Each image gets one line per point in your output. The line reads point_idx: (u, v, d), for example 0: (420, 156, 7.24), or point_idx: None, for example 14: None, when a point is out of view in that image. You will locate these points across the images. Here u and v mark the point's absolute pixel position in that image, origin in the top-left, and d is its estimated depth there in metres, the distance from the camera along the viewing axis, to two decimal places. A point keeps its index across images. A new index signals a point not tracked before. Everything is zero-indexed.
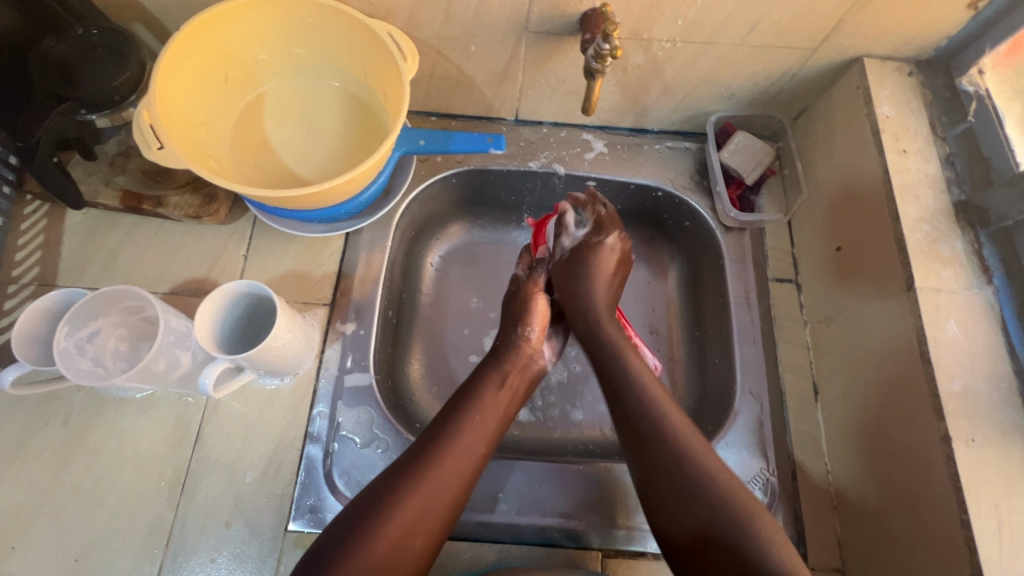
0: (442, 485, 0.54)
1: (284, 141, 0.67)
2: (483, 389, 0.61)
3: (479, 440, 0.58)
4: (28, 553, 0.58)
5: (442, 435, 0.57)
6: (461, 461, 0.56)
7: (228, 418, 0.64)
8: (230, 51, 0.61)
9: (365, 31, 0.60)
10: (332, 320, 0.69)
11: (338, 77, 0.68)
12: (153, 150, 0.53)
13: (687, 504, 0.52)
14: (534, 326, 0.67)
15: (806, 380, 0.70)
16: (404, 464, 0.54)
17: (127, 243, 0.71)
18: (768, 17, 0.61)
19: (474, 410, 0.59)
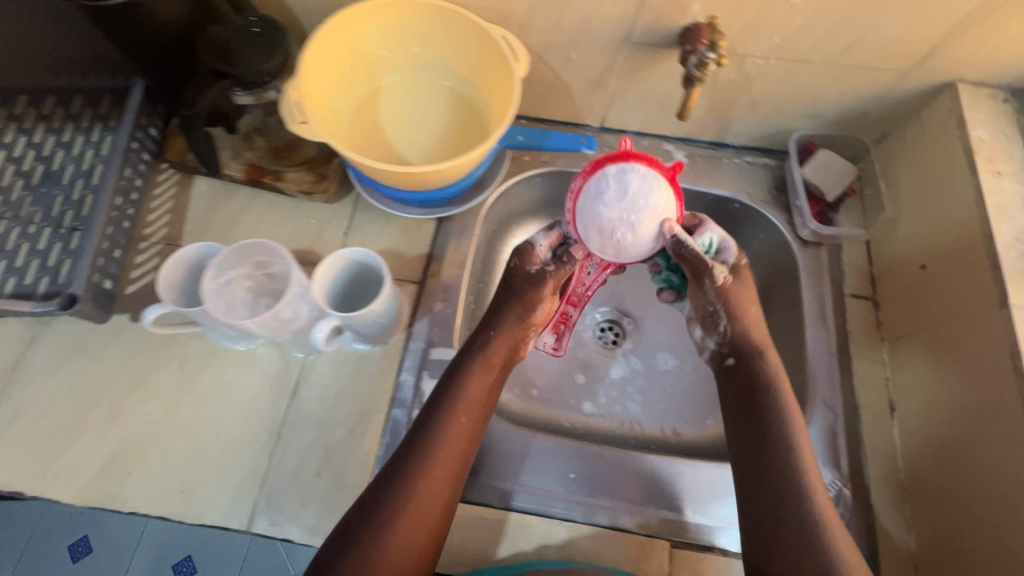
0: (429, 491, 0.56)
1: (395, 128, 0.73)
2: (463, 383, 0.62)
3: (460, 441, 0.59)
4: (141, 479, 0.63)
5: (426, 440, 0.58)
6: (445, 463, 0.58)
7: (323, 377, 0.69)
8: (363, 44, 0.69)
9: (483, 34, 0.66)
10: (421, 297, 0.74)
11: (450, 77, 0.74)
12: (295, 123, 0.59)
13: (782, 505, 0.57)
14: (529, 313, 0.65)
15: (882, 395, 0.70)
16: (389, 475, 0.57)
17: (243, 214, 0.79)
18: (863, 40, 0.64)
19: (444, 411, 0.60)
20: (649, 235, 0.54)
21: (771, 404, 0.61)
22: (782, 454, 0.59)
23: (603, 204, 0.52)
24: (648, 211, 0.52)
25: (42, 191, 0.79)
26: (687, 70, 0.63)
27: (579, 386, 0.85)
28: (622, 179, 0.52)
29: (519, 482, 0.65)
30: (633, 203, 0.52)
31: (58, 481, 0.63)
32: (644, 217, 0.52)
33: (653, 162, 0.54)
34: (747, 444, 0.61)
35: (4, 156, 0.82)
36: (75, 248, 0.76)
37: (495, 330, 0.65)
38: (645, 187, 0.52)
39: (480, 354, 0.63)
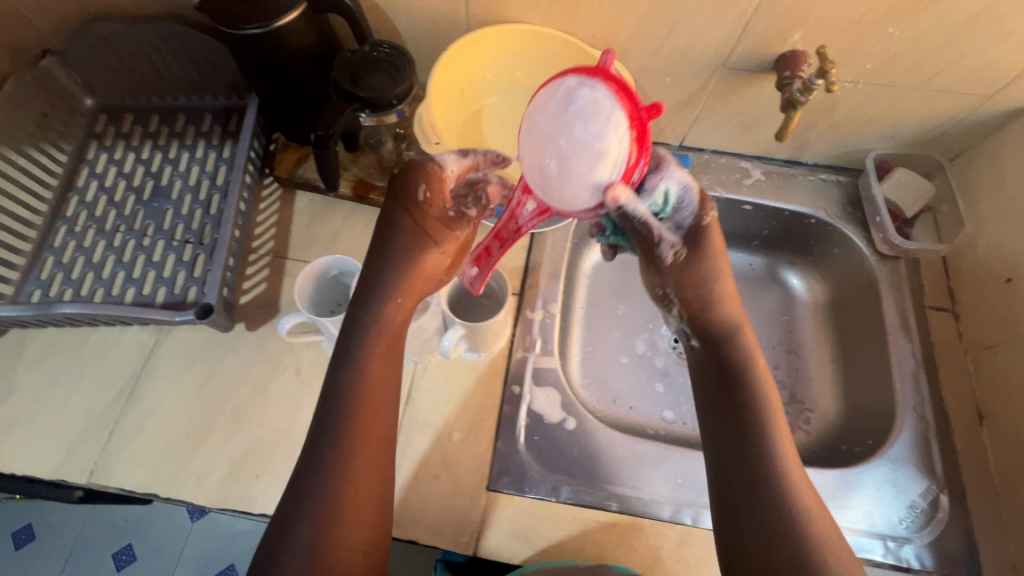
0: (360, 471, 0.53)
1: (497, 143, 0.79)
2: (364, 353, 0.58)
3: (369, 414, 0.56)
4: (267, 482, 0.66)
5: (361, 417, 0.55)
6: (375, 439, 0.56)
7: (434, 384, 0.72)
8: (481, 67, 0.76)
9: (591, 62, 0.72)
10: (522, 308, 0.77)
11: None
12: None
13: (751, 500, 0.53)
14: (437, 250, 0.61)
15: (969, 403, 0.73)
16: (331, 452, 0.54)
17: (345, 227, 0.82)
18: (952, 66, 0.68)
19: (365, 397, 0.56)
20: (587, 187, 0.47)
21: (745, 381, 0.58)
22: (752, 435, 0.55)
23: (545, 119, 0.47)
24: (591, 152, 0.45)
25: (153, 205, 0.83)
26: (794, 96, 0.67)
27: (659, 395, 0.87)
28: (575, 96, 0.45)
29: (631, 487, 0.68)
30: (570, 123, 0.45)
31: (189, 483, 0.66)
32: (575, 148, 0.45)
33: (632, 99, 0.46)
34: (725, 423, 0.57)
35: (114, 172, 0.86)
36: (189, 259, 0.79)
37: (405, 288, 0.60)
38: (590, 112, 0.44)
39: (381, 322, 0.59)
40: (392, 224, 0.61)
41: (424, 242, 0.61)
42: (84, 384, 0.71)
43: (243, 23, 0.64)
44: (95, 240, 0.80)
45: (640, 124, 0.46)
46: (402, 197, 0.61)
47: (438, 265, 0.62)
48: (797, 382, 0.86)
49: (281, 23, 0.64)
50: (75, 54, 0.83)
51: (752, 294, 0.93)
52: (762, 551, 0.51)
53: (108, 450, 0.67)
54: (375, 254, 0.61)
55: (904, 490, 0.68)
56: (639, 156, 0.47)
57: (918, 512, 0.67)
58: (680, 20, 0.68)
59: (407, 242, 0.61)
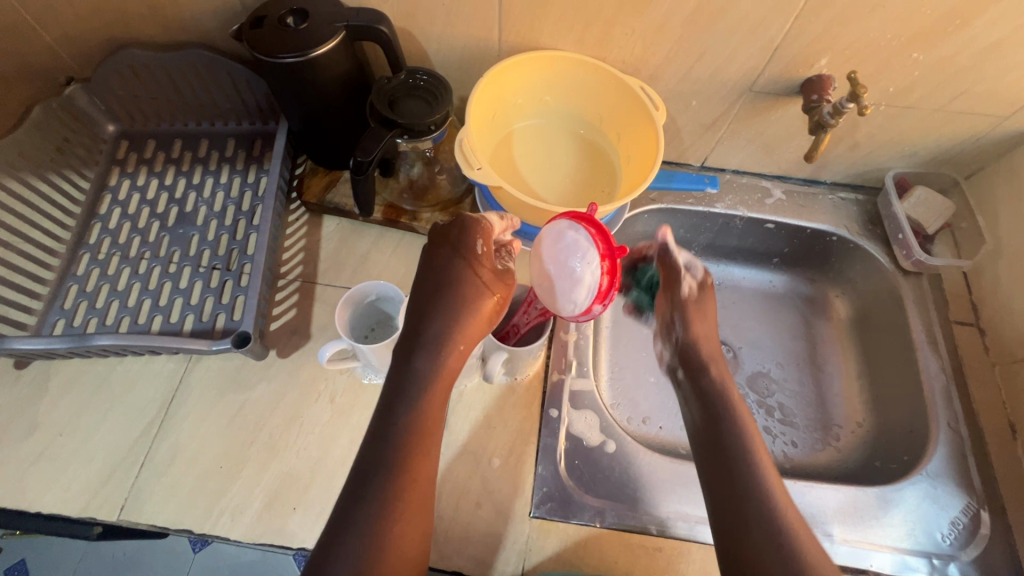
0: (406, 520, 0.49)
1: (533, 166, 0.80)
2: (416, 406, 0.53)
3: (423, 458, 0.52)
4: (305, 514, 0.64)
5: (410, 457, 0.51)
6: (427, 482, 0.51)
7: (471, 409, 0.71)
8: (513, 95, 0.77)
9: (622, 86, 0.73)
10: (556, 329, 0.77)
11: (584, 125, 0.82)
12: (473, 168, 0.65)
13: (767, 547, 0.50)
14: (490, 294, 0.57)
15: (1001, 417, 0.74)
16: (381, 494, 0.49)
17: (374, 251, 0.82)
18: (973, 89, 0.70)
19: (419, 436, 0.52)
20: (569, 300, 0.55)
21: (735, 433, 0.57)
22: (752, 493, 0.53)
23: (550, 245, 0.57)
24: (570, 280, 0.55)
25: (178, 231, 0.82)
26: (825, 115, 0.68)
27: None
28: (564, 237, 0.56)
29: (675, 507, 0.67)
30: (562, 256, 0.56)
31: (224, 518, 0.64)
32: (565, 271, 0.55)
33: (609, 241, 0.55)
34: (719, 481, 0.55)
35: (138, 198, 0.85)
36: (217, 286, 0.77)
37: (462, 338, 0.56)
38: (575, 250, 0.55)
39: (436, 374, 0.55)
40: (446, 271, 0.57)
41: (484, 289, 0.57)
42: (113, 416, 0.69)
43: (280, 51, 0.64)
44: (119, 267, 0.79)
45: (613, 260, 0.54)
46: (458, 244, 0.58)
47: (490, 310, 0.57)
48: (825, 399, 0.86)
49: (319, 51, 0.65)
50: (100, 81, 0.83)
51: (775, 312, 0.94)
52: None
53: (138, 485, 0.65)
54: (422, 297, 0.57)
55: (945, 506, 0.68)
56: (610, 283, 0.54)
57: (961, 529, 0.67)
58: (711, 46, 0.69)
59: (464, 288, 0.56)
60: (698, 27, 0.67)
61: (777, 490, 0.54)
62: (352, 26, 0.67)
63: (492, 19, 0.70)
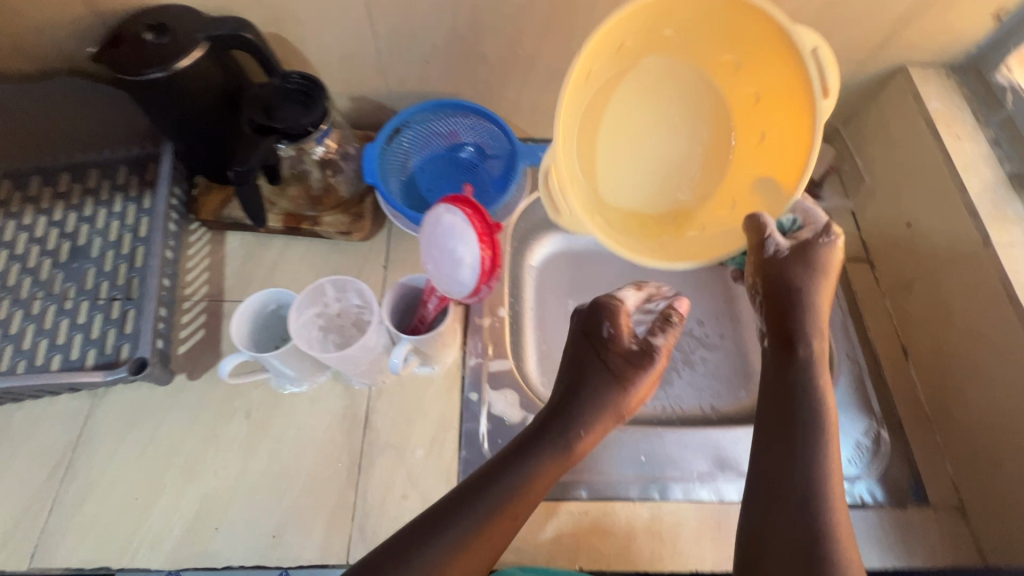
0: (468, 559, 0.50)
1: (651, 169, 0.66)
2: (520, 496, 0.54)
3: (519, 510, 0.54)
4: (228, 532, 0.63)
5: (506, 503, 0.53)
6: (500, 536, 0.52)
7: (390, 405, 0.71)
8: (620, 47, 0.57)
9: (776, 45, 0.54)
10: (470, 315, 0.78)
11: (729, 56, 0.60)
12: (559, 215, 0.72)
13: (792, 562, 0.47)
14: (635, 388, 0.60)
15: (895, 342, 0.78)
16: (467, 530, 0.50)
17: (282, 261, 0.81)
18: (828, 38, 0.74)
19: (520, 499, 0.54)
20: (458, 282, 0.56)
21: (808, 407, 0.54)
22: (806, 461, 0.51)
23: (432, 233, 0.57)
24: (452, 263, 0.56)
25: (72, 266, 0.79)
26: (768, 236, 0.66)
27: None
28: (442, 222, 0.56)
29: (598, 471, 0.69)
30: (442, 241, 0.56)
31: (143, 549, 0.62)
32: (449, 253, 0.56)
33: (483, 216, 0.56)
34: (777, 438, 0.53)
35: (26, 238, 0.81)
36: (118, 316, 0.75)
37: (585, 428, 0.58)
38: (452, 232, 0.56)
39: (550, 468, 0.56)
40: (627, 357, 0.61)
41: (629, 384, 0.60)
42: (16, 464, 0.66)
43: (143, 68, 0.63)
44: (10, 310, 0.76)
45: (491, 237, 0.55)
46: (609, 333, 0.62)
47: (628, 405, 0.60)
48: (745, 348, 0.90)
49: (180, 65, 0.63)
50: None
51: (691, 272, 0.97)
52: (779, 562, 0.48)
53: (49, 529, 0.63)
54: (578, 379, 0.61)
55: (849, 431, 0.72)
56: (492, 258, 0.56)
57: (865, 450, 0.71)
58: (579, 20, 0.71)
59: (607, 382, 0.60)
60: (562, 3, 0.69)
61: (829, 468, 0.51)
62: (213, 36, 0.65)
63: (361, 14, 0.70)
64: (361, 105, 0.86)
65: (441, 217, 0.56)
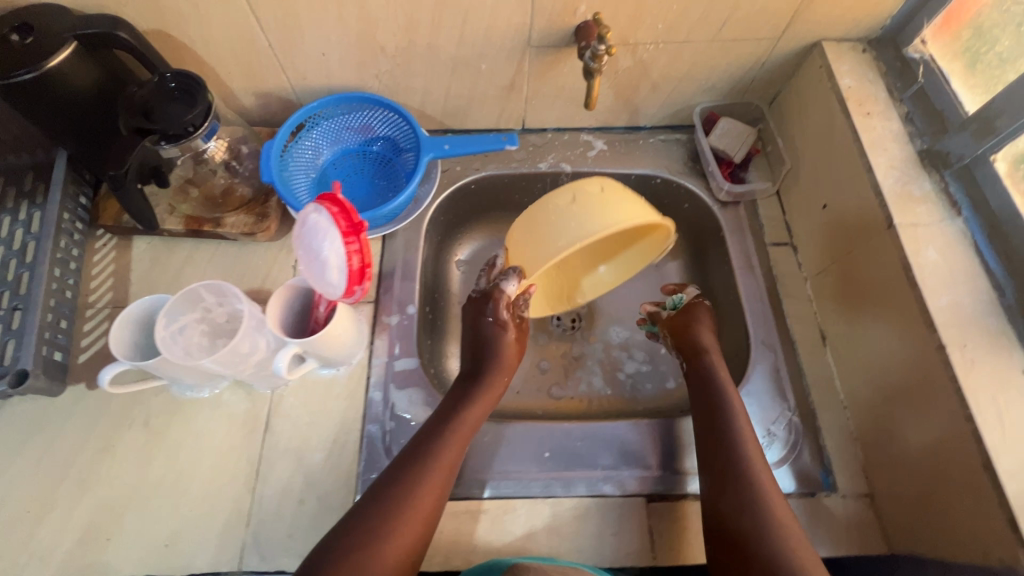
0: (430, 481, 0.61)
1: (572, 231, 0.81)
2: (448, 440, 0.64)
3: (461, 437, 0.66)
4: (120, 542, 0.63)
5: (439, 431, 0.65)
6: (452, 458, 0.64)
7: (293, 408, 0.70)
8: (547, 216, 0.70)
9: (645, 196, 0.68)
10: (378, 315, 0.76)
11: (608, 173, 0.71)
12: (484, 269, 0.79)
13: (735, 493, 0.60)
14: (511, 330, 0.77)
15: (814, 328, 0.77)
16: (416, 456, 0.63)
17: (190, 265, 0.80)
18: (734, 15, 0.71)
19: (453, 423, 0.66)
20: (328, 283, 0.55)
21: (710, 371, 0.71)
22: (724, 438, 0.64)
23: (300, 233, 0.56)
24: (319, 262, 0.54)
25: None
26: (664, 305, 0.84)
27: (547, 372, 0.90)
28: (307, 221, 0.55)
29: (498, 470, 0.68)
30: (308, 241, 0.55)
31: (34, 561, 0.62)
32: (315, 253, 0.54)
33: (350, 213, 0.55)
34: (705, 432, 0.66)
35: None
36: None
37: (492, 359, 0.75)
38: (316, 231, 0.54)
39: (471, 398, 0.70)
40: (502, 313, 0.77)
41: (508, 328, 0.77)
42: None
43: (12, 70, 0.60)
44: None
45: (358, 236, 0.54)
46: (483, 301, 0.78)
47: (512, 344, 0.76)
48: None
49: (47, 68, 0.61)
50: None
51: None
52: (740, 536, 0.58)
53: None
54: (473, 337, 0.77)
55: (760, 420, 0.71)
56: (362, 256, 0.55)
57: (775, 439, 0.69)
58: (469, 5, 0.69)
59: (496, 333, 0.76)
60: None
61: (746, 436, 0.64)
62: (84, 35, 0.63)
63: (241, 5, 0.67)
64: (267, 101, 0.83)
65: (307, 216, 0.55)
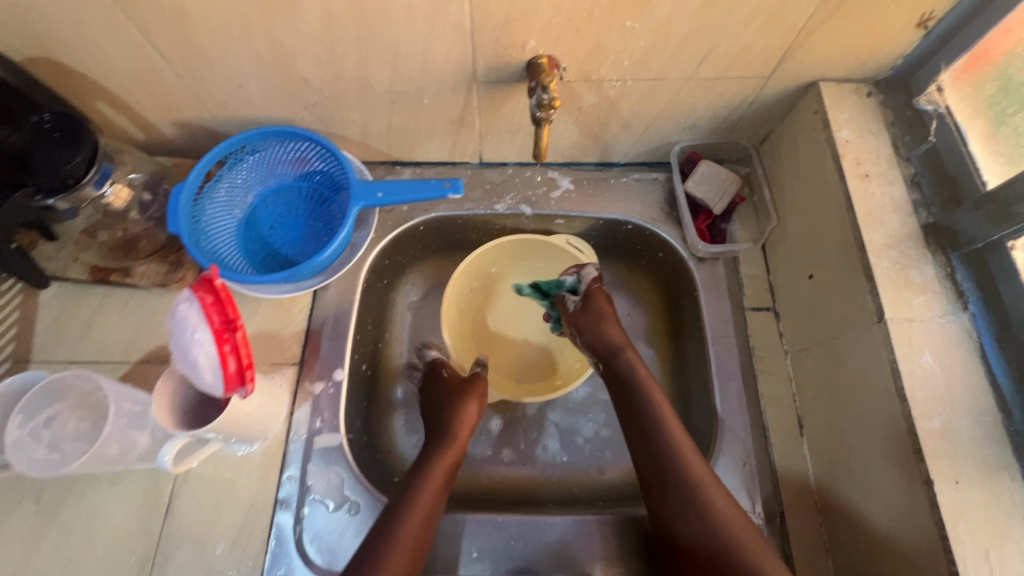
0: None
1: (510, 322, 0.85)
2: (412, 502, 0.59)
3: (416, 527, 0.57)
4: None
5: (388, 523, 0.57)
6: (404, 553, 0.56)
7: (198, 488, 0.64)
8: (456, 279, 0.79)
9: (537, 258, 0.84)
10: (301, 380, 0.69)
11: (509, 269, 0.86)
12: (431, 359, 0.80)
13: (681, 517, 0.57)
14: (474, 401, 0.70)
15: (790, 413, 0.67)
16: (365, 553, 0.55)
17: (98, 315, 0.71)
18: (715, 52, 0.60)
19: (407, 501, 0.59)
20: (204, 383, 0.47)
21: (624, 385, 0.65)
22: (656, 447, 0.60)
23: (169, 322, 0.47)
24: (189, 362, 0.46)
25: None
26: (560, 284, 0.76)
27: (496, 433, 0.80)
28: (176, 311, 0.46)
29: None
30: (177, 335, 0.46)
31: None
32: (185, 351, 0.46)
33: (229, 304, 0.46)
34: (637, 442, 0.62)
35: None
36: None
37: (451, 428, 0.67)
38: (184, 327, 0.46)
39: (428, 471, 0.62)
40: (457, 383, 0.71)
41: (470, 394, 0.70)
42: None
43: None
44: None
45: (234, 334, 0.46)
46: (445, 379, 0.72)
47: (472, 411, 0.69)
48: None
49: None
50: None
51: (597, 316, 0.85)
52: (701, 553, 0.56)
53: None
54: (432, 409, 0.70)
55: None
56: (244, 354, 0.47)
57: None
58: (398, 39, 0.58)
59: (454, 401, 0.69)
60: (369, 20, 0.56)
61: (678, 444, 0.60)
62: None
63: (132, 34, 0.58)
64: (189, 130, 0.74)
65: (177, 305, 0.46)
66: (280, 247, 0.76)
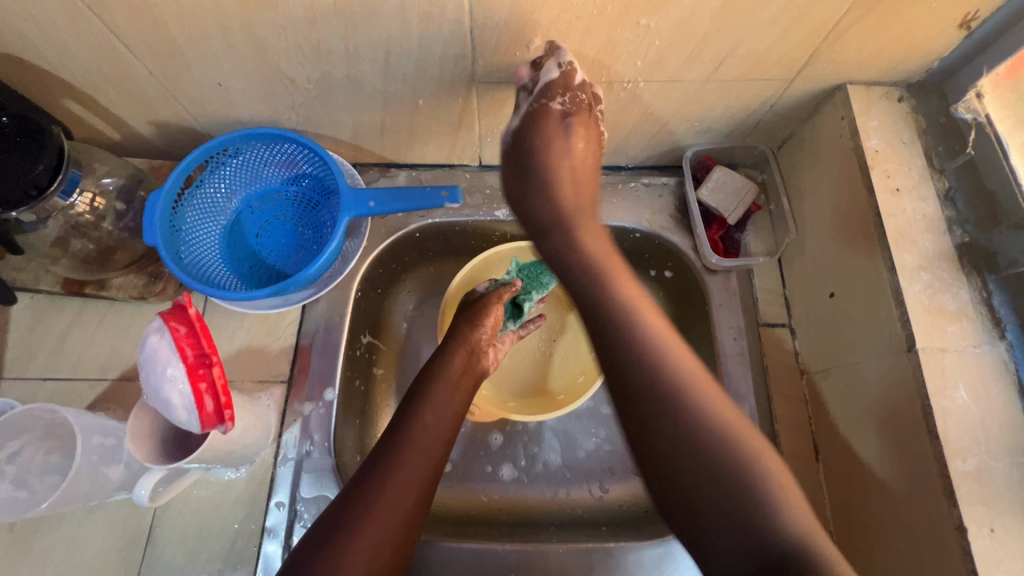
0: (404, 472, 0.52)
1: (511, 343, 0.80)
2: (427, 403, 0.57)
3: (434, 429, 0.56)
4: None
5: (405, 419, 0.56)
6: (423, 449, 0.54)
7: (180, 516, 0.60)
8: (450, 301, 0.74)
9: None
10: (289, 400, 0.65)
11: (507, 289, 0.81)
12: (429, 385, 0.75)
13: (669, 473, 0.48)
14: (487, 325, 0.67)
15: (806, 437, 0.64)
16: (384, 444, 0.54)
17: (72, 329, 0.67)
18: (736, 52, 0.55)
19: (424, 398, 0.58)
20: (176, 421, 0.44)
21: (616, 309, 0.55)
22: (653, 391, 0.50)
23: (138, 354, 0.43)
24: (160, 400, 0.43)
25: None
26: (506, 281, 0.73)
27: (496, 449, 0.75)
28: (145, 344, 0.43)
29: None
30: (146, 370, 0.43)
31: None
32: (155, 388, 0.42)
33: (204, 336, 0.43)
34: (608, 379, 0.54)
35: None
36: None
37: (466, 343, 0.64)
38: (153, 363, 0.42)
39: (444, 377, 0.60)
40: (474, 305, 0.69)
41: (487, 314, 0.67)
42: None
43: None
44: None
45: (210, 371, 0.43)
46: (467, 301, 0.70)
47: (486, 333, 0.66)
48: None
49: None
50: None
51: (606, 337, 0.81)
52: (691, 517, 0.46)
53: None
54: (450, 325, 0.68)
55: None
56: (219, 390, 0.44)
57: None
58: (390, 36, 0.53)
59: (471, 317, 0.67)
60: (357, 15, 0.50)
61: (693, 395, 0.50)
62: None
63: (97, 29, 0.53)
64: (167, 131, 0.69)
65: (146, 338, 0.43)
66: (268, 255, 0.72)
